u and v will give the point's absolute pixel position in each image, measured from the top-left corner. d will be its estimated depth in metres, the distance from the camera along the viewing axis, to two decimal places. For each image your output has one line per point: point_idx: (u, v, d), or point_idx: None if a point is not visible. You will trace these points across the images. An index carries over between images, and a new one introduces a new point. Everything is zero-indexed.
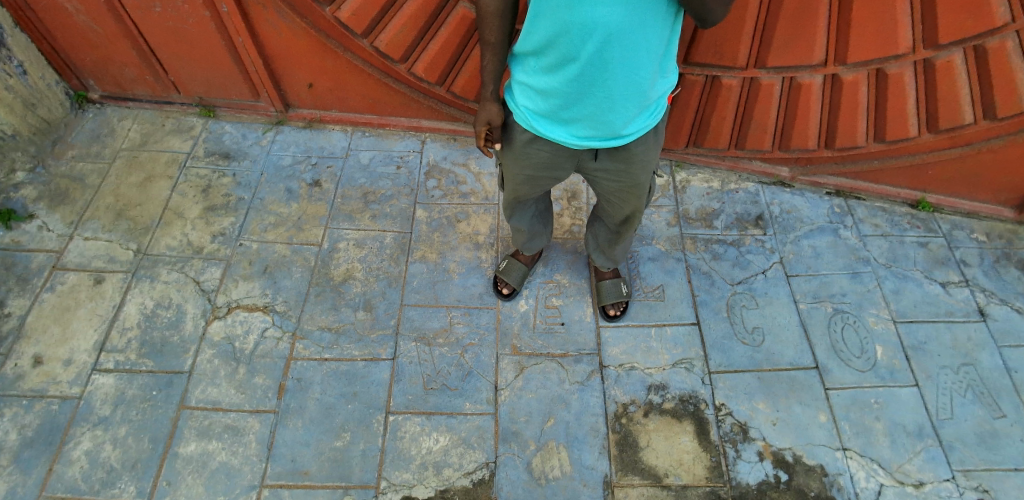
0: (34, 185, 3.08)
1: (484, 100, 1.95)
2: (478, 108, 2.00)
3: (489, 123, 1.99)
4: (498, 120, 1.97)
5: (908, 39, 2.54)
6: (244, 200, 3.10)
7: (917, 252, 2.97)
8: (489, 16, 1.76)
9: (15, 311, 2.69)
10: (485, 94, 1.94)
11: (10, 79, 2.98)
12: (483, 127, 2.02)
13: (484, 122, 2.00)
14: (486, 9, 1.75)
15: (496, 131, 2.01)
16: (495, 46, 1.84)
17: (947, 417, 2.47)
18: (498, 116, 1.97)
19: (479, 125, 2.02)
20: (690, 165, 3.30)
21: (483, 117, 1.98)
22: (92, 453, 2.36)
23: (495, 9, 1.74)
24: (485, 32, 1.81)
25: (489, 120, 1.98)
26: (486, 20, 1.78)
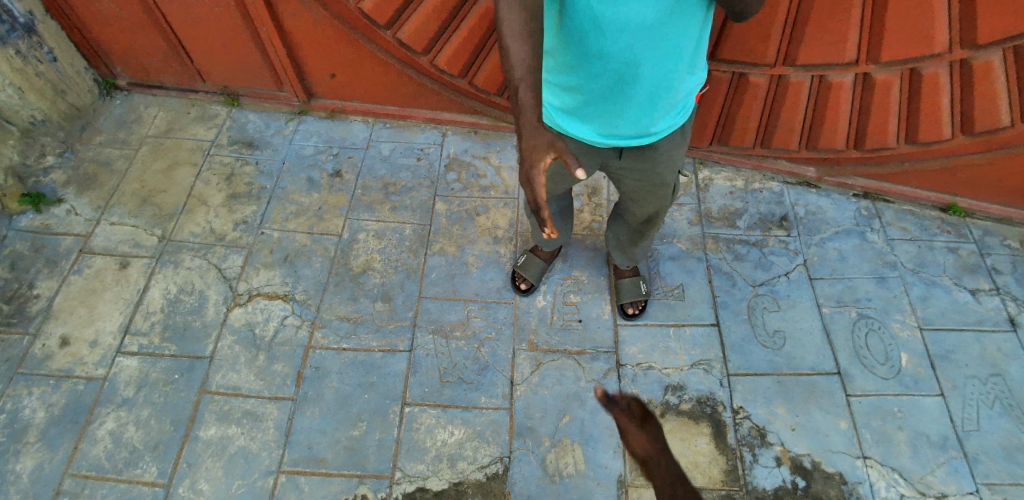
0: (63, 169, 3.14)
1: (524, 130, 1.68)
2: (524, 156, 1.73)
3: (548, 152, 1.67)
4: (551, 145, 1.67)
5: (945, 38, 2.47)
6: (266, 189, 3.13)
7: (946, 259, 2.90)
8: (507, 27, 1.60)
9: (44, 293, 2.75)
10: (528, 123, 1.66)
11: (41, 65, 3.05)
12: (544, 163, 1.69)
13: (542, 157, 1.68)
14: (505, 20, 1.59)
15: (561, 153, 1.66)
16: (527, 58, 1.62)
17: (973, 429, 2.42)
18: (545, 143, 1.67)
19: (543, 156, 1.68)
20: (714, 164, 3.24)
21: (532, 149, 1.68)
22: (115, 433, 2.42)
23: (514, 16, 1.58)
24: (507, 50, 1.62)
25: (544, 151, 1.67)
26: (506, 32, 1.60)
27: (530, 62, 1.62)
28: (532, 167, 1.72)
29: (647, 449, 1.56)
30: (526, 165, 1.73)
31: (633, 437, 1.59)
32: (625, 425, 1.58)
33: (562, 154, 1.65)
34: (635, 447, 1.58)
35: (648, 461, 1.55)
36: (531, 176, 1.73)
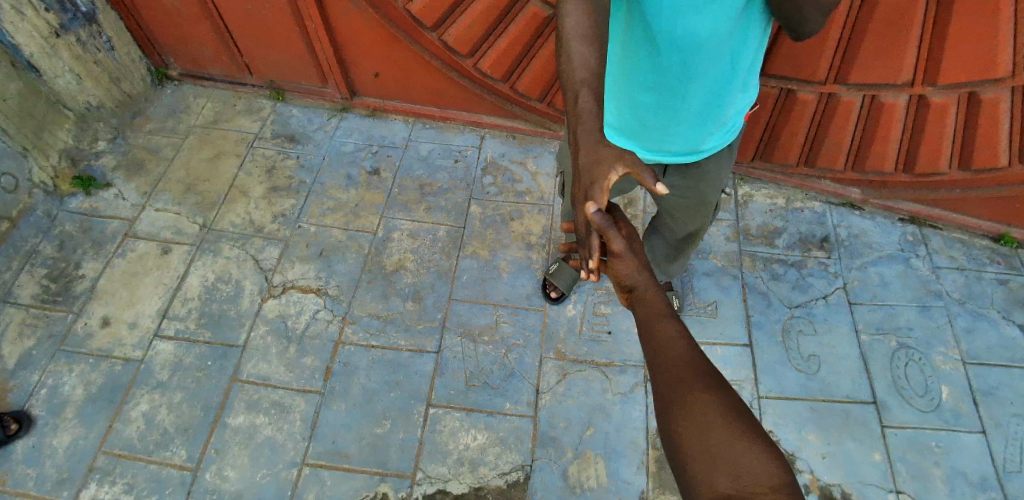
0: (113, 154, 3.24)
1: (584, 140, 1.59)
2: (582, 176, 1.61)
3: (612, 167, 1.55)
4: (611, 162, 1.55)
5: (1010, 62, 2.36)
6: (306, 183, 3.18)
7: (996, 291, 2.78)
8: (573, 31, 1.59)
9: (89, 273, 2.84)
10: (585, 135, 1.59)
11: (99, 54, 3.15)
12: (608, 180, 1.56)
13: (606, 169, 1.56)
14: (569, 19, 1.59)
15: (629, 165, 1.53)
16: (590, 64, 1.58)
17: (1016, 471, 2.32)
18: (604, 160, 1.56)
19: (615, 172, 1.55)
20: (755, 180, 3.18)
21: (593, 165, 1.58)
22: (148, 414, 2.48)
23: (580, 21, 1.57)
24: (570, 51, 1.60)
25: (605, 161, 1.56)
26: (570, 35, 1.59)
27: (592, 65, 1.58)
28: (593, 183, 1.58)
29: (635, 274, 1.41)
30: (585, 183, 1.60)
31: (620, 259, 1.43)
32: (613, 246, 1.44)
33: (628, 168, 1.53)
34: (622, 275, 1.43)
35: (635, 290, 1.40)
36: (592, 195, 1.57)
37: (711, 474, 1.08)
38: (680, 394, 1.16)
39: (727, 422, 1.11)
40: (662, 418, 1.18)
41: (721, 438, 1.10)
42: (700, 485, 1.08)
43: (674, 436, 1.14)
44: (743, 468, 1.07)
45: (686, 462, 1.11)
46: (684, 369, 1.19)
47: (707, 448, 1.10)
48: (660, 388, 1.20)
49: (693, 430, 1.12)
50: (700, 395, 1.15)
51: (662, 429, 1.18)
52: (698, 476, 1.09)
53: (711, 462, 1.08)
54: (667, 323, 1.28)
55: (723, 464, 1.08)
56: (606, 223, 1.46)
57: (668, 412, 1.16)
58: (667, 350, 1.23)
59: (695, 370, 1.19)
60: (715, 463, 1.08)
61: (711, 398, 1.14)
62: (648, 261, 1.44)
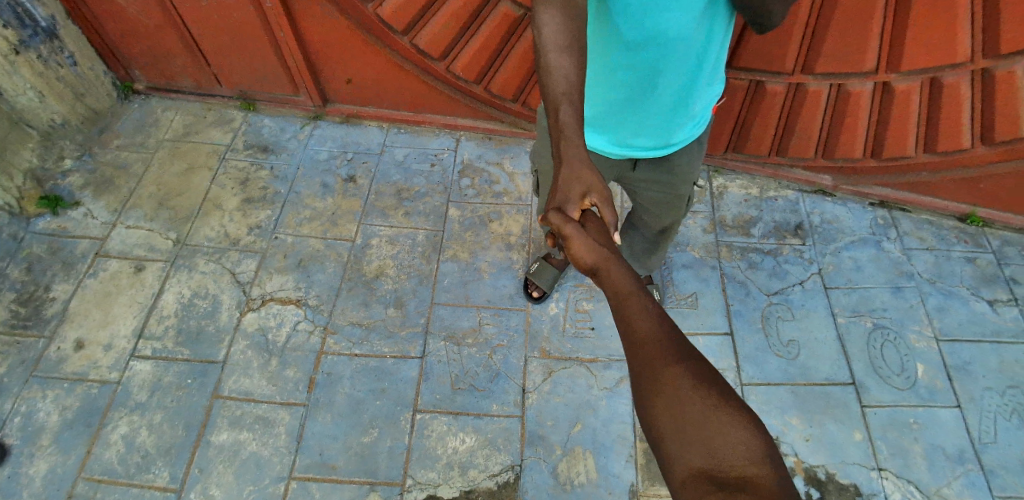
0: (81, 172, 3.17)
1: (568, 156, 1.52)
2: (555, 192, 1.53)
3: (583, 193, 1.50)
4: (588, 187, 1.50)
5: (967, 47, 2.43)
6: (281, 193, 3.14)
7: (964, 269, 2.86)
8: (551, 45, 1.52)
9: (60, 295, 2.77)
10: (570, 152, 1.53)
11: (62, 69, 3.08)
12: (579, 202, 1.49)
13: (579, 190, 1.50)
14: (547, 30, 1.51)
15: (600, 201, 1.49)
16: (572, 79, 1.52)
17: (990, 442, 2.38)
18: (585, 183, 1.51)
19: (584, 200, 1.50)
20: (730, 171, 3.22)
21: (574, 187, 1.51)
22: (128, 437, 2.42)
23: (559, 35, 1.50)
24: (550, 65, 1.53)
25: (581, 181, 1.50)
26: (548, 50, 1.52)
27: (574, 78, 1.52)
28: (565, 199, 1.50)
29: (591, 252, 1.33)
30: (556, 198, 1.52)
31: (578, 243, 1.36)
32: (566, 231, 1.40)
33: (597, 204, 1.49)
34: (580, 258, 1.35)
35: (598, 271, 1.32)
36: (562, 209, 1.49)
37: (691, 455, 1.03)
38: (653, 375, 1.11)
39: (705, 400, 1.07)
40: (638, 402, 1.13)
41: (699, 415, 1.05)
42: (682, 468, 1.03)
43: (651, 421, 1.10)
44: (723, 443, 1.03)
45: (666, 445, 1.06)
46: (658, 349, 1.14)
47: (686, 426, 1.05)
48: (637, 372, 1.14)
49: (670, 411, 1.07)
50: (673, 373, 1.10)
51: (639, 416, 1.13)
52: (678, 459, 1.04)
53: (692, 442, 1.04)
54: (641, 307, 1.20)
55: (703, 442, 1.03)
56: (558, 216, 1.44)
57: (643, 395, 1.12)
58: (643, 334, 1.16)
59: (670, 350, 1.13)
60: (695, 452, 1.03)
61: (690, 377, 1.09)
62: (605, 243, 1.37)
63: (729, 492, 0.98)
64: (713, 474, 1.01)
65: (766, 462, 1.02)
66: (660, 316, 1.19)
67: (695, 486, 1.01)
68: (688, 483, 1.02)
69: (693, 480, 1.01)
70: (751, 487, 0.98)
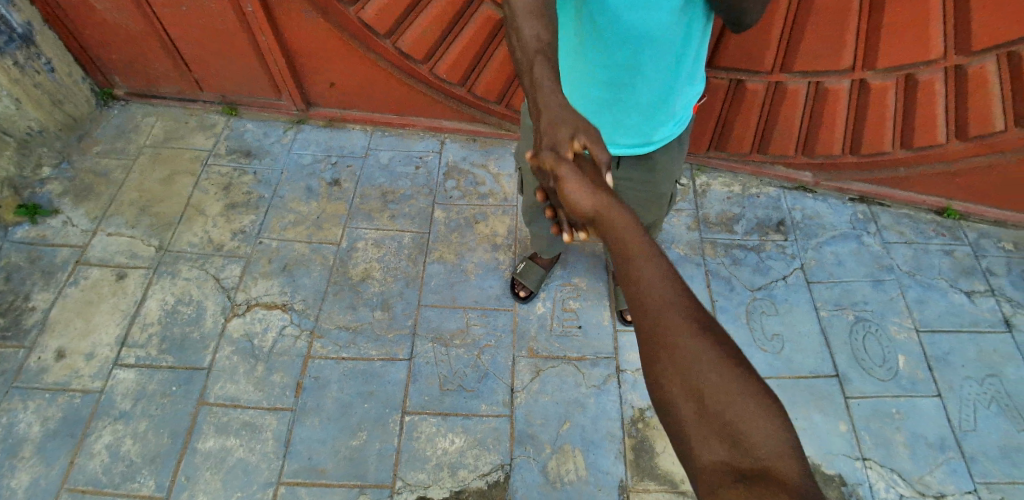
0: (60, 180, 3.12)
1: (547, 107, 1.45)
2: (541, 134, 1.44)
3: (572, 135, 1.40)
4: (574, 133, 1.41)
5: (940, 45, 2.49)
6: (264, 198, 3.12)
7: (942, 261, 2.92)
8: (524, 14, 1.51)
9: (40, 305, 2.72)
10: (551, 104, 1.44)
11: (39, 76, 3.04)
12: (569, 143, 1.40)
13: (568, 132, 1.40)
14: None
15: (590, 142, 1.39)
16: (543, 38, 1.50)
17: (971, 430, 2.43)
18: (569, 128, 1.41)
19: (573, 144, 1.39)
20: (712, 169, 3.26)
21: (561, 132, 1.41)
22: (112, 446, 2.39)
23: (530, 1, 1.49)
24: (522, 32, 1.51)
25: (570, 123, 1.41)
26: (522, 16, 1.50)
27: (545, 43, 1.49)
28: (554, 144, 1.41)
29: (588, 198, 1.27)
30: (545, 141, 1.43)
31: (572, 188, 1.30)
32: (560, 172, 1.34)
33: (588, 145, 1.40)
34: (579, 205, 1.28)
35: (596, 219, 1.24)
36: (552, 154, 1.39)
37: (713, 443, 0.98)
38: (671, 355, 1.04)
39: (729, 384, 1.01)
40: (652, 383, 1.06)
41: (723, 402, 0.99)
42: (703, 456, 0.98)
43: (669, 405, 1.03)
44: (747, 432, 0.98)
45: (686, 431, 1.01)
46: (677, 325, 1.06)
47: (709, 414, 0.99)
48: (652, 350, 1.06)
49: (691, 396, 1.01)
50: (693, 353, 1.03)
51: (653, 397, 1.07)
52: (699, 447, 0.99)
53: (714, 429, 0.99)
54: (656, 275, 1.11)
55: (726, 430, 0.98)
56: (551, 157, 1.38)
57: (660, 376, 1.04)
58: (659, 306, 1.08)
59: (689, 327, 1.06)
60: (718, 436, 0.98)
61: (711, 357, 1.03)
62: (603, 187, 1.30)
63: (753, 483, 0.95)
64: (735, 464, 0.97)
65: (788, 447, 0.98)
66: (676, 284, 1.11)
67: (717, 476, 0.97)
68: (709, 472, 0.98)
69: (715, 469, 0.97)
70: (775, 478, 0.95)
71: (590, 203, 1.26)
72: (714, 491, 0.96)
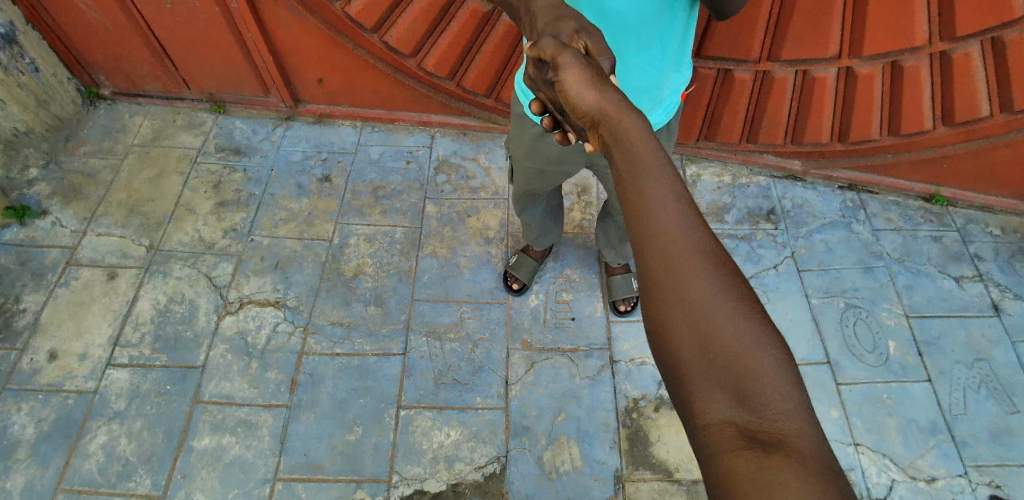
0: (47, 181, 3.10)
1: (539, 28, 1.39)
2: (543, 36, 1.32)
3: (576, 33, 1.28)
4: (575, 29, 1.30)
5: (924, 32, 2.51)
6: (255, 195, 3.11)
7: (931, 247, 2.95)
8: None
9: (31, 306, 2.71)
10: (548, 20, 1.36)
11: (23, 76, 3.01)
12: (573, 40, 1.27)
13: (572, 26, 1.31)
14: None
15: (593, 43, 1.26)
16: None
17: (961, 413, 2.46)
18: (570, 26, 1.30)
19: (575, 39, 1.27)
20: (702, 159, 3.28)
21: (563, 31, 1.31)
22: (107, 446, 2.39)
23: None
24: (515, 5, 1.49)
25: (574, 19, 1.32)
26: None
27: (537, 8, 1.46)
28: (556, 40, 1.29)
29: (587, 90, 1.13)
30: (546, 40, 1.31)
31: (572, 82, 1.16)
32: (559, 60, 1.18)
33: (591, 45, 1.25)
34: (580, 102, 1.14)
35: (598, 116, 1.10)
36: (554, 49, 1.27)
37: (720, 398, 0.91)
38: (679, 303, 0.96)
39: (741, 339, 0.93)
40: (658, 333, 0.99)
41: (734, 356, 0.92)
42: (708, 413, 0.91)
43: (675, 356, 0.96)
44: (758, 390, 0.90)
45: (690, 384, 0.94)
46: (689, 272, 0.98)
47: (716, 368, 0.92)
48: (663, 298, 0.98)
49: (698, 349, 0.94)
50: (704, 303, 0.95)
51: (658, 348, 1.00)
52: (703, 402, 0.92)
53: (721, 385, 0.91)
54: (670, 213, 1.01)
55: (734, 387, 0.91)
56: (550, 43, 1.21)
57: (667, 324, 0.97)
58: (671, 248, 0.99)
59: (703, 274, 0.98)
60: (728, 393, 0.91)
61: (728, 309, 0.95)
62: (605, 79, 1.15)
63: (761, 446, 0.86)
64: (742, 424, 0.89)
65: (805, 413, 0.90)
66: (692, 224, 1.01)
67: (723, 435, 0.89)
68: (712, 431, 0.90)
69: (718, 427, 0.89)
70: (787, 443, 0.86)
71: (594, 101, 1.11)
72: (715, 452, 0.89)
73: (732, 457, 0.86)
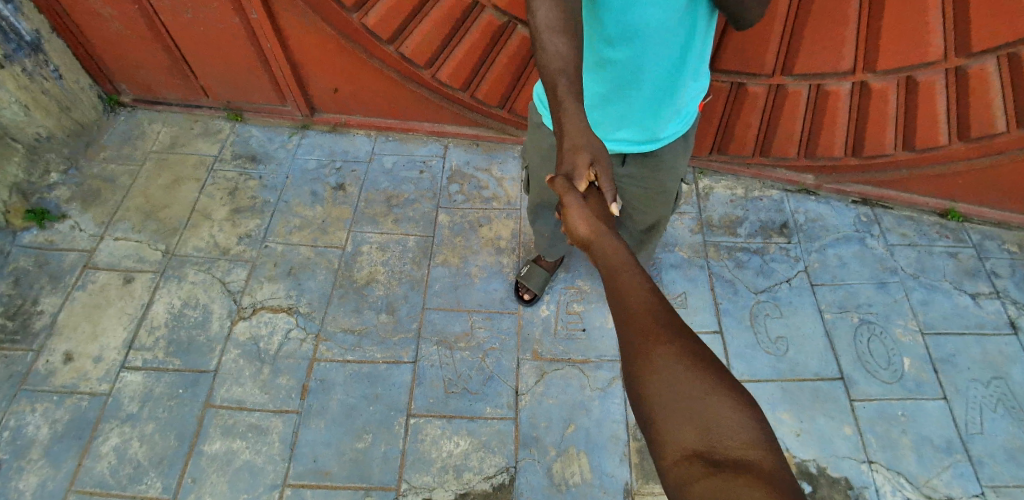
0: (68, 185, 3.15)
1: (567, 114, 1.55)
2: (563, 155, 1.56)
3: (590, 162, 1.53)
4: (591, 161, 1.52)
5: (939, 46, 2.50)
6: (270, 202, 3.15)
7: (946, 264, 2.92)
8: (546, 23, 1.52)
9: (48, 309, 2.75)
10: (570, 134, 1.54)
11: (47, 83, 3.07)
12: (584, 173, 1.53)
13: (586, 159, 1.52)
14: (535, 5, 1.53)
15: (602, 173, 1.52)
16: (566, 54, 1.53)
17: (977, 432, 2.43)
18: (587, 157, 1.52)
19: (587, 172, 1.53)
20: (714, 173, 3.28)
21: (580, 157, 1.52)
22: (119, 449, 2.41)
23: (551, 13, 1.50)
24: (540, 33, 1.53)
25: (589, 150, 1.52)
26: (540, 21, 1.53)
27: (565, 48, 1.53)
28: (572, 167, 1.53)
29: (586, 224, 1.41)
30: (564, 165, 1.55)
31: (574, 214, 1.44)
32: (565, 198, 1.48)
33: (600, 176, 1.53)
34: (575, 228, 1.43)
35: (591, 245, 1.38)
36: (569, 177, 1.54)
37: (684, 435, 1.02)
38: (645, 357, 1.11)
39: (702, 381, 1.06)
40: (633, 387, 1.12)
41: (696, 396, 1.05)
42: (678, 449, 1.02)
43: (648, 404, 1.08)
44: (718, 424, 1.02)
45: (661, 426, 1.05)
46: (655, 329, 1.13)
47: (681, 408, 1.04)
48: (631, 352, 1.14)
49: (662, 392, 1.07)
50: (668, 355, 1.10)
51: (634, 401, 1.12)
52: (671, 441, 1.03)
53: (688, 423, 1.03)
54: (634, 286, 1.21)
55: (700, 423, 1.02)
56: (563, 183, 1.50)
57: (636, 375, 1.11)
58: (639, 314, 1.16)
59: (666, 330, 1.13)
60: (691, 429, 1.02)
61: (687, 357, 1.09)
62: (603, 217, 1.44)
63: (726, 472, 0.97)
64: (709, 454, 1.00)
65: (762, 442, 1.01)
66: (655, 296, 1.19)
67: (688, 468, 0.99)
68: (683, 466, 1.00)
69: (687, 462, 1.00)
70: (748, 467, 0.97)
71: (585, 231, 1.40)
72: (686, 486, 0.98)
73: (702, 486, 0.96)
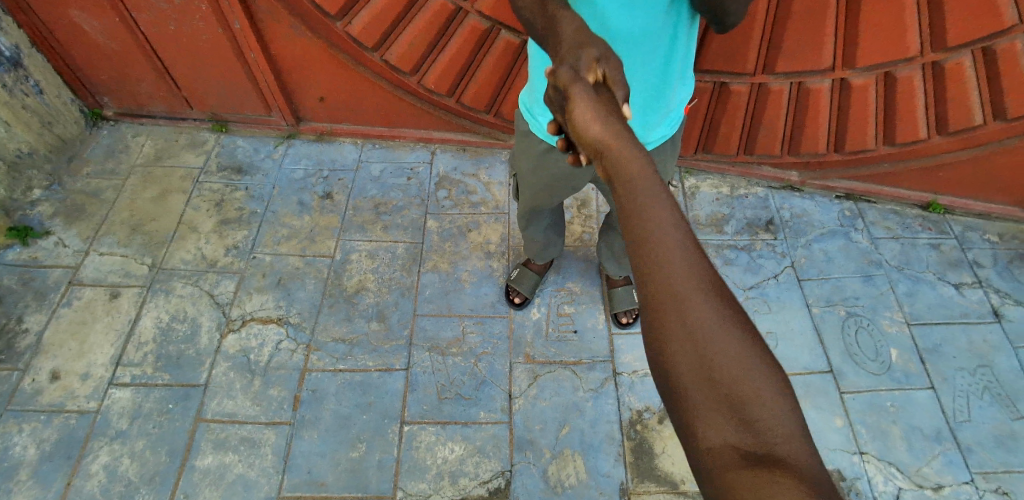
0: (51, 201, 3.12)
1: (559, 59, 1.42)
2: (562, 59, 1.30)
3: (597, 61, 1.26)
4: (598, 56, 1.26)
5: (916, 42, 2.55)
6: (257, 213, 3.13)
7: (929, 255, 2.96)
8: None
9: (33, 327, 2.71)
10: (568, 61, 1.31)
11: (28, 98, 3.04)
12: (590, 67, 1.25)
13: (593, 54, 1.26)
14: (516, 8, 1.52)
15: (612, 73, 1.25)
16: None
17: (965, 420, 2.46)
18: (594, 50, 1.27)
19: (594, 71, 1.25)
20: (700, 172, 3.31)
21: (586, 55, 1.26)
22: (110, 466, 2.37)
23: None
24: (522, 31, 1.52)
25: (597, 47, 1.28)
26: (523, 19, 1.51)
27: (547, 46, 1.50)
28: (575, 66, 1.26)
29: (598, 123, 1.13)
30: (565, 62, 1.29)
31: (581, 112, 1.16)
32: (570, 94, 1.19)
33: (609, 74, 1.25)
34: (585, 131, 1.14)
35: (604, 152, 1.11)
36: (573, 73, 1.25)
37: (720, 421, 0.90)
38: (678, 328, 0.94)
39: (740, 360, 0.92)
40: (657, 356, 0.96)
41: (730, 378, 0.91)
42: (708, 436, 0.90)
43: (674, 379, 0.94)
44: (757, 412, 0.90)
45: (692, 407, 0.92)
46: (687, 293, 0.95)
47: (716, 389, 0.91)
48: (660, 316, 0.96)
49: (696, 370, 0.92)
50: (706, 327, 0.93)
51: (656, 370, 0.97)
52: (703, 426, 0.90)
53: (724, 408, 0.90)
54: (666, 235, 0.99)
55: (736, 408, 0.90)
56: (568, 74, 1.22)
57: (666, 344, 0.95)
58: (669, 272, 0.97)
59: (700, 295, 0.96)
60: (727, 415, 0.90)
61: (726, 329, 0.94)
62: (618, 116, 1.16)
63: (762, 465, 0.86)
64: (742, 444, 0.89)
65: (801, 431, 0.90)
66: (688, 247, 0.99)
67: (722, 458, 0.88)
68: (712, 454, 0.89)
69: (721, 451, 0.89)
70: (784, 462, 0.86)
71: (598, 133, 1.12)
72: (717, 475, 0.88)
73: (734, 480, 0.86)
